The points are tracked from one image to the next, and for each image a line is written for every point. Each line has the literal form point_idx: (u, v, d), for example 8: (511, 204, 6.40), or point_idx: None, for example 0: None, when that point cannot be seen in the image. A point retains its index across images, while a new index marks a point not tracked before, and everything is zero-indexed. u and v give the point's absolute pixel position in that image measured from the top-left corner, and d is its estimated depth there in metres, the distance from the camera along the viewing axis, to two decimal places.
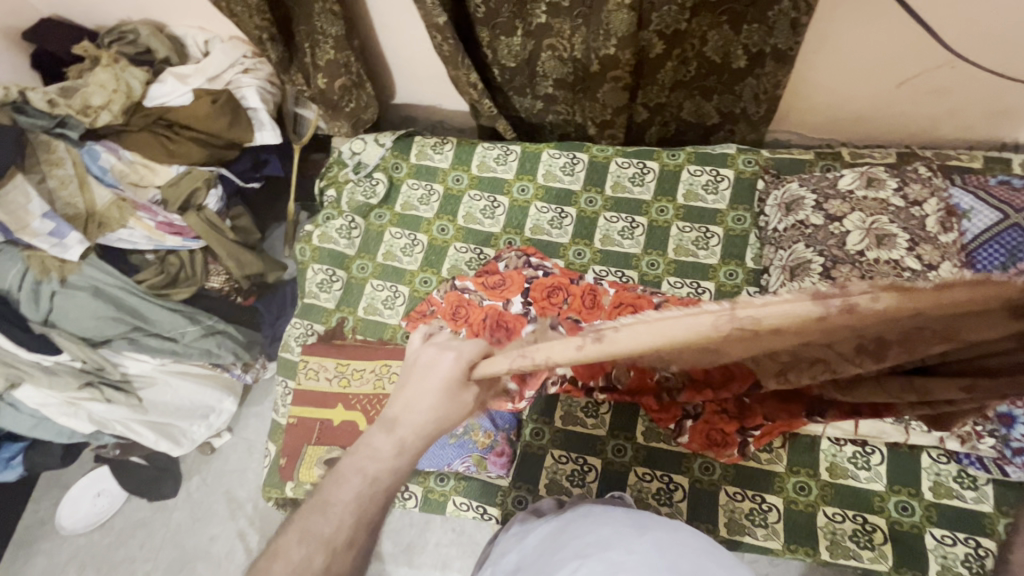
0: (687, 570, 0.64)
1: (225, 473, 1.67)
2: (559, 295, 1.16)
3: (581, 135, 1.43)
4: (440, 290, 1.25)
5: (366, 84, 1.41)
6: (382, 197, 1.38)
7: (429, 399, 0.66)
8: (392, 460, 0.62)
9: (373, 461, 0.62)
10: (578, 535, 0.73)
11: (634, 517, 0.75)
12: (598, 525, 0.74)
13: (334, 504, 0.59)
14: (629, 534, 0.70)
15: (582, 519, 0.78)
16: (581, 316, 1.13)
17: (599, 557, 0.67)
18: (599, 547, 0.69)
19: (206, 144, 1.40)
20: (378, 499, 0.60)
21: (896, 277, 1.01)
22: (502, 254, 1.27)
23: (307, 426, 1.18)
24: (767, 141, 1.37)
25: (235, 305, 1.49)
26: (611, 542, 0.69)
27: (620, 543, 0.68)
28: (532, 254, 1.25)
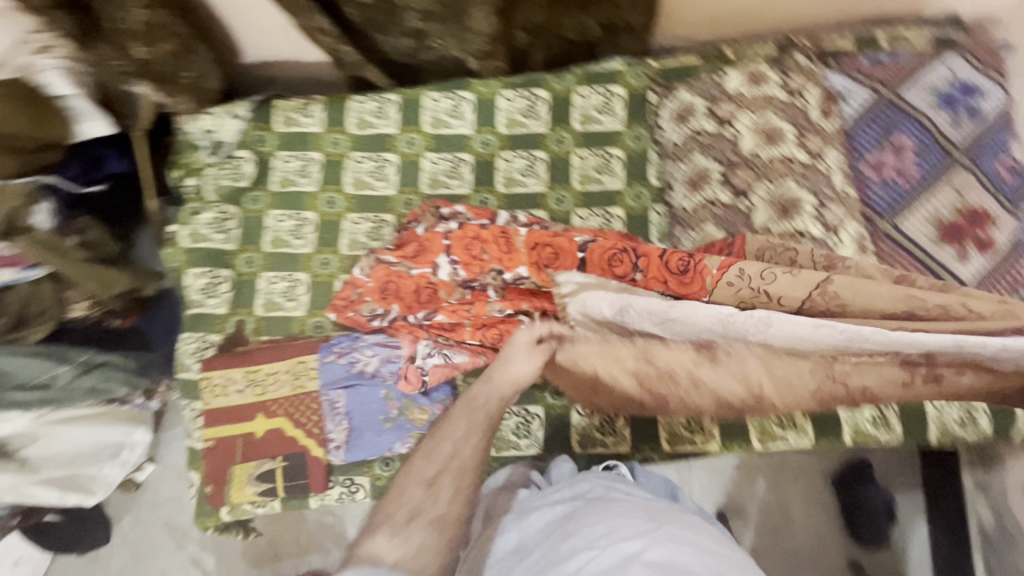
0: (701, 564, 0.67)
1: (159, 504, 1.54)
2: (476, 246, 1.09)
3: (462, 71, 1.30)
4: (362, 266, 1.15)
5: (200, 46, 1.19)
6: (253, 178, 1.21)
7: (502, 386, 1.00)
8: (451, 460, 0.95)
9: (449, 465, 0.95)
10: (588, 525, 0.76)
11: (648, 512, 0.78)
12: (611, 515, 0.77)
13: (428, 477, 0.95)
14: (646, 526, 0.73)
15: (594, 509, 0.80)
16: (503, 264, 1.07)
17: (612, 548, 0.69)
18: (610, 538, 0.71)
19: (14, 150, 1.16)
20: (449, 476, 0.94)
21: (787, 173, 1.03)
22: (421, 218, 1.18)
23: (228, 446, 1.08)
24: (654, 49, 1.31)
25: (110, 330, 1.30)
26: (626, 532, 0.72)
27: (633, 535, 0.71)
28: (443, 206, 1.17)
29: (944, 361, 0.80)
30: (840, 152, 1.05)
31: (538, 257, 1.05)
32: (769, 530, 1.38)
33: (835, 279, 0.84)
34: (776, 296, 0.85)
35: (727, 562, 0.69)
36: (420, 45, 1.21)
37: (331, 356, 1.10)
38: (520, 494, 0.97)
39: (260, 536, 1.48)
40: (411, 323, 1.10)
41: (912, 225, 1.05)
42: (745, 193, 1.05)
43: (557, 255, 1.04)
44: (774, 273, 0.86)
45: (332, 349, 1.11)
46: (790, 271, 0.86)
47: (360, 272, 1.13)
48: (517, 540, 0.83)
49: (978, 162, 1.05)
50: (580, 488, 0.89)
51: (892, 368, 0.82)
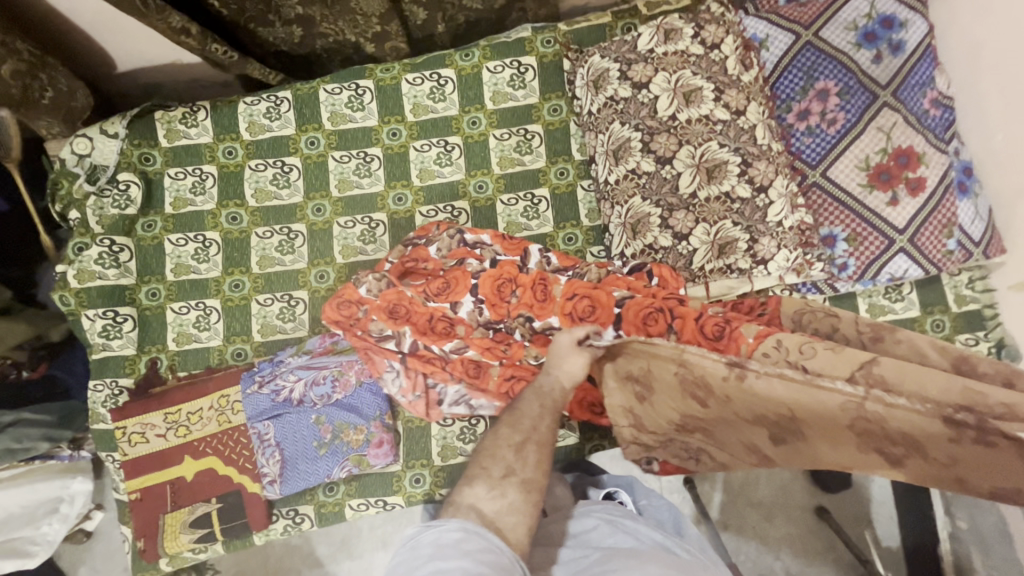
0: None
1: (112, 552, 1.46)
2: (507, 287, 1.00)
3: (361, 56, 1.19)
4: (362, 278, 1.02)
5: (53, 60, 1.05)
6: (142, 202, 1.10)
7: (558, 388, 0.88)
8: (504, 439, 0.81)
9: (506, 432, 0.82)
10: (625, 574, 0.64)
11: (678, 561, 0.67)
12: (633, 564, 0.65)
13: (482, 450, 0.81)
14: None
15: (614, 555, 0.68)
16: (534, 312, 0.99)
17: None
18: None
19: None
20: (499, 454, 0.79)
21: (709, 134, 0.97)
22: (431, 236, 1.06)
23: (155, 495, 1.01)
24: (564, 10, 1.22)
25: (15, 386, 1.17)
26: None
27: None
28: (471, 233, 1.04)
29: (992, 412, 0.61)
30: (762, 105, 0.99)
31: (574, 310, 0.98)
32: (736, 490, 1.38)
33: (882, 360, 0.70)
34: (814, 372, 0.72)
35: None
36: (306, 33, 1.10)
37: (254, 387, 1.03)
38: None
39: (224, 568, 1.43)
40: (429, 355, 1.01)
41: (842, 172, 1.01)
42: (668, 160, 0.99)
43: (592, 310, 0.96)
44: (814, 349, 0.75)
45: (258, 380, 1.03)
46: (832, 346, 0.74)
47: (367, 290, 1.00)
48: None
49: (903, 99, 1.00)
50: (594, 524, 0.77)
51: (930, 419, 0.64)
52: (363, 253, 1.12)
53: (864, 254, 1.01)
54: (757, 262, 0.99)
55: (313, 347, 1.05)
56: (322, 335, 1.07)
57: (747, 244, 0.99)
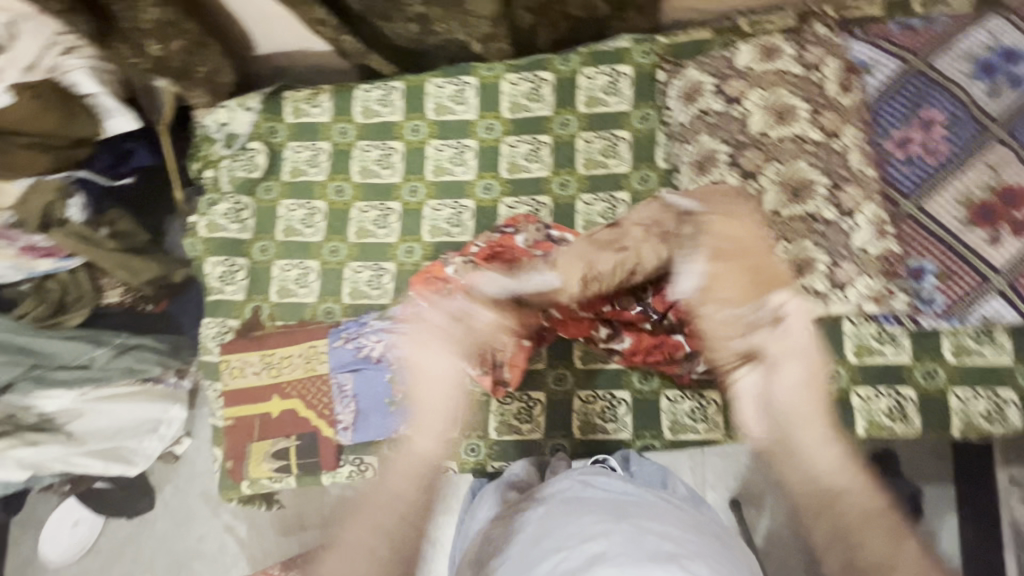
0: (668, 557, 0.67)
1: (196, 476, 1.65)
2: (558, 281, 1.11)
3: (468, 55, 1.28)
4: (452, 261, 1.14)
5: (212, 40, 1.22)
6: (265, 169, 1.25)
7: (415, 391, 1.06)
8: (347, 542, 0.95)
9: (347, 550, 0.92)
10: (561, 525, 0.76)
11: (617, 507, 0.79)
12: (581, 515, 0.78)
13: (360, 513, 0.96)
14: (610, 521, 0.74)
15: (569, 509, 0.81)
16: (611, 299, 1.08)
17: (582, 550, 0.70)
18: (581, 540, 0.71)
19: (48, 148, 1.22)
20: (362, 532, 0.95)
21: (800, 153, 0.99)
22: (519, 227, 1.15)
23: (246, 424, 1.15)
24: (665, 24, 1.26)
25: (143, 315, 1.38)
26: (595, 531, 0.72)
27: (603, 533, 0.72)
28: (557, 231, 1.13)
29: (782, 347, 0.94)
30: (858, 130, 0.99)
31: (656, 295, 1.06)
32: (784, 520, 1.35)
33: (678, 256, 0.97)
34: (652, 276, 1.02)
35: (696, 550, 0.70)
36: (424, 30, 1.20)
37: (339, 342, 1.14)
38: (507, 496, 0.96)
39: (286, 507, 1.58)
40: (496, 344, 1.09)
41: (940, 206, 0.98)
42: (754, 175, 1.01)
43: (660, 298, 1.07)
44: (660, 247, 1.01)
45: (342, 340, 1.14)
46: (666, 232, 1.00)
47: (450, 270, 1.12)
48: (499, 540, 0.83)
49: (1017, 135, 0.97)
50: (555, 485, 0.90)
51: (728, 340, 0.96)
52: (449, 234, 1.20)
53: (953, 291, 0.99)
54: (835, 286, 1.00)
55: (395, 314, 1.15)
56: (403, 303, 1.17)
57: (828, 268, 0.99)
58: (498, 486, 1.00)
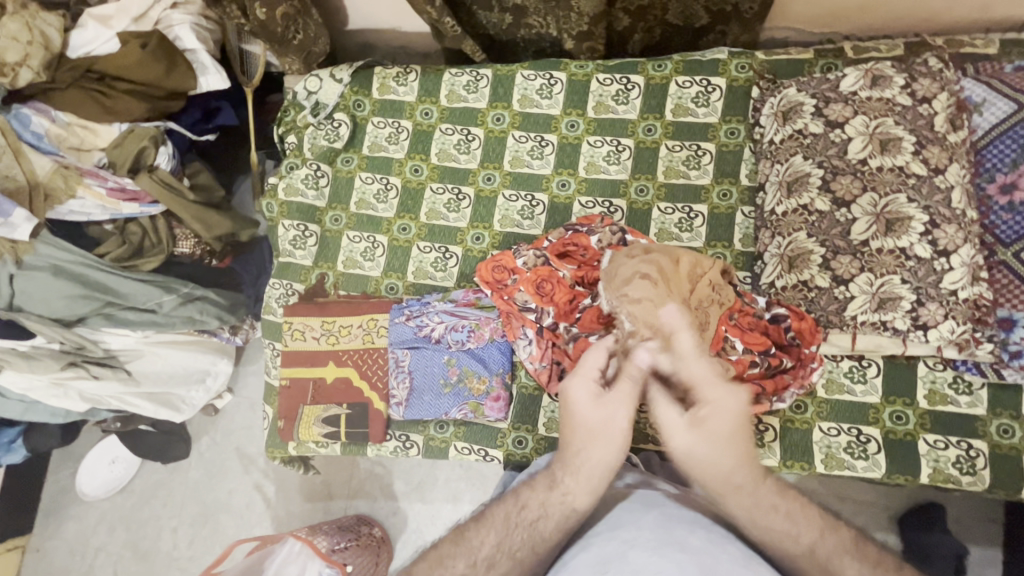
0: (698, 543, 0.73)
1: (232, 432, 1.69)
2: None
3: (558, 51, 1.28)
4: (523, 251, 1.13)
5: (313, 11, 1.25)
6: (347, 140, 1.28)
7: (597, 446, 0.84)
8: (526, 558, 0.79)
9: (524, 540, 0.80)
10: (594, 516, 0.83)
11: (645, 495, 0.85)
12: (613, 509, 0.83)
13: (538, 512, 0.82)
14: (638, 511, 0.80)
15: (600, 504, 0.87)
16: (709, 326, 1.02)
17: (613, 537, 0.76)
18: (611, 528, 0.78)
19: (145, 96, 1.25)
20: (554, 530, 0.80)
21: (899, 185, 0.96)
22: (593, 227, 1.13)
23: (300, 387, 1.17)
24: (762, 40, 1.24)
25: (209, 269, 1.40)
26: (622, 520, 0.79)
27: (631, 522, 0.78)
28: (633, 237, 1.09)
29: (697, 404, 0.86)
30: (964, 168, 0.95)
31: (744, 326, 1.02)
32: None
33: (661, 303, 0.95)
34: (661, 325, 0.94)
35: (720, 532, 0.76)
36: (519, 21, 1.21)
37: (401, 318, 1.15)
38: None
39: (316, 475, 1.60)
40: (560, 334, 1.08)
41: None
42: (848, 203, 0.98)
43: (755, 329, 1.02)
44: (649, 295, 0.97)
45: (402, 319, 1.15)
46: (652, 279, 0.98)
47: (523, 261, 1.11)
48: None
49: None
50: None
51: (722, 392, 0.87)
52: (520, 225, 1.21)
53: None
54: (918, 326, 0.96)
55: (458, 298, 1.16)
56: (466, 289, 1.17)
57: (912, 306, 0.96)
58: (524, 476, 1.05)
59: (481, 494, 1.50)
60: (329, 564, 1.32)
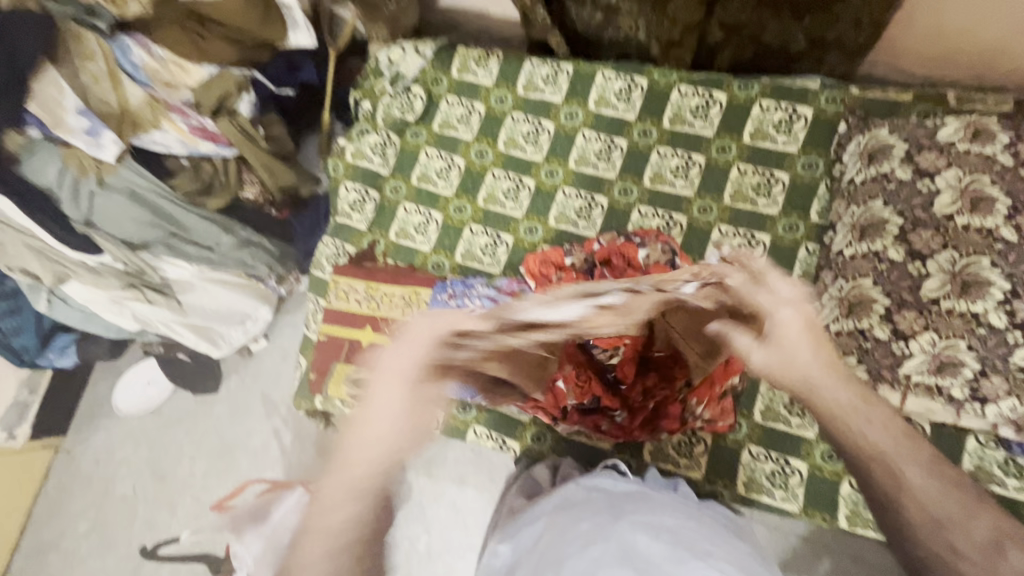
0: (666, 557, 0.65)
1: (260, 376, 1.75)
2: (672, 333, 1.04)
3: (642, 56, 1.27)
4: (572, 249, 1.13)
5: None
6: (420, 114, 1.29)
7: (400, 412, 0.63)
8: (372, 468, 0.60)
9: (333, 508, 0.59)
10: (563, 533, 0.74)
11: (611, 505, 0.77)
12: (575, 521, 0.75)
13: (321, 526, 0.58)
14: (604, 522, 0.72)
15: (561, 516, 0.79)
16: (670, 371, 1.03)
17: (580, 559, 0.66)
18: (581, 545, 0.69)
19: (239, 44, 1.29)
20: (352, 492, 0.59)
21: (985, 249, 0.91)
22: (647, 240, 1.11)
23: (337, 345, 1.20)
24: (858, 76, 1.20)
25: (268, 217, 1.46)
26: (586, 534, 0.70)
27: (598, 536, 0.69)
28: (680, 261, 1.06)
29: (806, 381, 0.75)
30: None
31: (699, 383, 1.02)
32: None
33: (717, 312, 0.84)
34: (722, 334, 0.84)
35: (688, 535, 0.70)
36: (608, 21, 1.20)
37: (443, 296, 1.16)
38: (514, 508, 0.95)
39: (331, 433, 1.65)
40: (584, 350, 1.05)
41: None
42: (926, 258, 0.94)
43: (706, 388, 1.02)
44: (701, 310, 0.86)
45: (443, 298, 1.16)
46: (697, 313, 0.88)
47: (569, 257, 1.12)
48: (504, 551, 0.84)
49: None
50: (557, 487, 0.91)
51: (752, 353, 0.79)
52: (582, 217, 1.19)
53: None
54: (975, 398, 0.91)
55: (502, 287, 1.16)
56: (511, 278, 1.17)
57: (973, 376, 0.91)
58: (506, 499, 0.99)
59: (488, 481, 1.52)
60: None
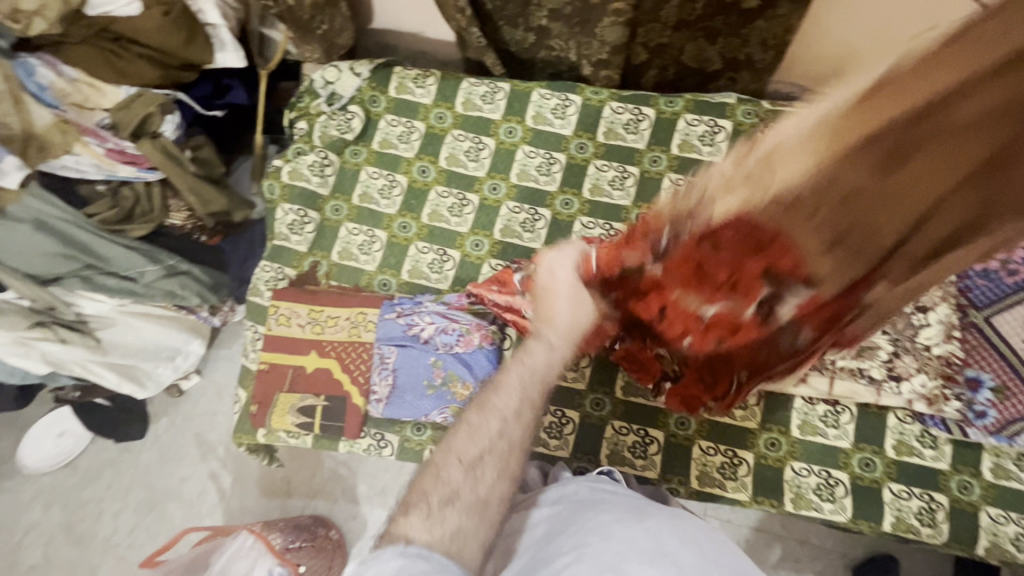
0: (692, 562, 0.66)
1: (194, 416, 1.63)
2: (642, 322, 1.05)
3: (574, 75, 1.32)
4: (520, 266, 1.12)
5: (342, 4, 1.26)
6: (358, 134, 1.28)
7: (569, 311, 0.80)
8: (544, 366, 0.74)
9: (528, 374, 0.73)
10: (577, 522, 0.74)
11: (635, 504, 0.77)
12: (594, 511, 0.76)
13: (528, 398, 0.71)
14: (626, 520, 0.72)
15: (576, 508, 0.78)
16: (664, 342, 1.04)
17: (599, 547, 0.67)
18: (600, 537, 0.69)
19: (160, 63, 1.24)
20: (533, 398, 0.71)
21: None
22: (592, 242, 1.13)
23: (279, 373, 1.14)
24: (768, 92, 1.32)
25: (197, 245, 1.37)
26: (608, 527, 0.71)
27: (618, 531, 0.70)
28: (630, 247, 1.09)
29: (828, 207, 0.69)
30: None
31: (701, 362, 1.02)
32: None
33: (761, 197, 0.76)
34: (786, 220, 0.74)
35: (708, 543, 0.70)
36: (540, 42, 1.25)
37: (392, 315, 1.14)
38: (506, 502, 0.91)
39: (277, 469, 1.55)
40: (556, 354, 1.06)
41: (1007, 324, 1.00)
42: None
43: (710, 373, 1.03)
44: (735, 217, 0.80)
45: (391, 317, 1.14)
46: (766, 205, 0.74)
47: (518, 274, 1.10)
48: (502, 544, 0.80)
49: None
50: (563, 483, 0.88)
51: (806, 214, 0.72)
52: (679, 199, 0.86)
53: (1007, 409, 0.99)
54: (891, 377, 1.02)
55: (451, 303, 1.15)
56: (460, 294, 1.17)
57: (888, 357, 1.02)
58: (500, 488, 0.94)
59: None
60: (281, 562, 1.27)
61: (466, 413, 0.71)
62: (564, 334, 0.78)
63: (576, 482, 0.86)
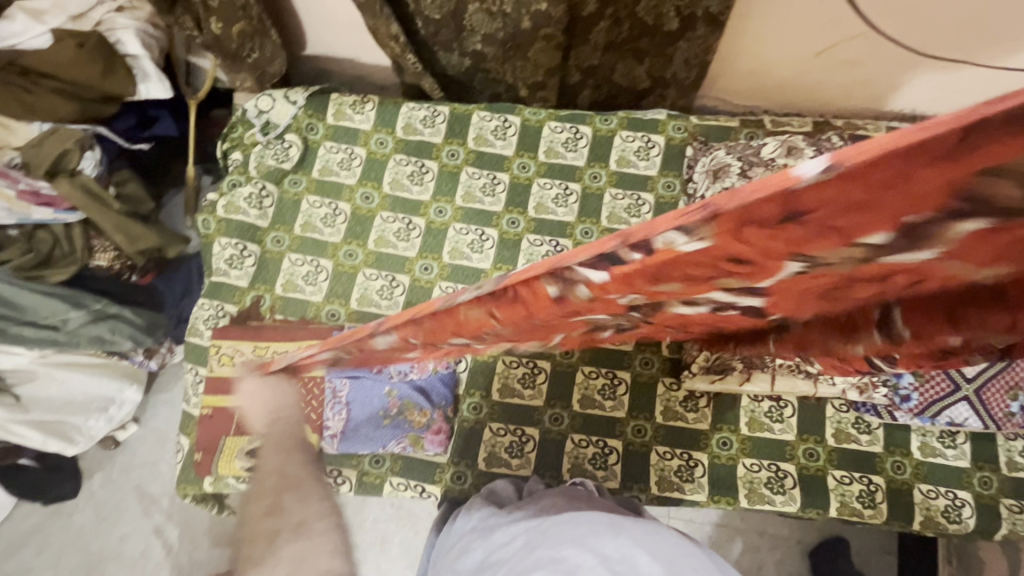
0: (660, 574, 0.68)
1: (133, 468, 1.52)
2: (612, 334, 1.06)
3: (512, 97, 1.35)
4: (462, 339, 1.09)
5: (272, 32, 1.23)
6: (297, 162, 1.25)
7: (269, 395, 0.90)
8: (286, 417, 0.88)
9: (285, 429, 0.87)
10: (551, 533, 0.76)
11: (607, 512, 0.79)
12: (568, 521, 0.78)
13: (284, 437, 0.86)
14: (599, 533, 0.74)
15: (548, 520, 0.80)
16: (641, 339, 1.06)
17: (570, 563, 0.69)
18: (573, 549, 0.71)
19: (77, 97, 1.17)
20: (287, 440, 0.85)
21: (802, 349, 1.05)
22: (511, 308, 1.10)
23: (225, 416, 1.09)
24: (696, 107, 1.39)
25: (129, 285, 1.29)
26: (579, 540, 0.73)
27: (591, 544, 0.72)
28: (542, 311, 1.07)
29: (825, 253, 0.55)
30: None
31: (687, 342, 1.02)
32: None
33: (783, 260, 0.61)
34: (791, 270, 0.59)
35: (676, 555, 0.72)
36: (476, 66, 1.27)
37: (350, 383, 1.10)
38: (483, 513, 0.92)
39: (229, 516, 1.47)
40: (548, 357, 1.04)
41: None
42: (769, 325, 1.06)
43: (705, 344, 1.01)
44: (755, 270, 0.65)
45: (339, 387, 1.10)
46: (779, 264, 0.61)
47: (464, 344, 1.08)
48: (481, 558, 0.80)
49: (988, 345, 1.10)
50: (540, 496, 0.89)
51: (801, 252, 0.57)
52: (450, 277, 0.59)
53: (928, 392, 1.07)
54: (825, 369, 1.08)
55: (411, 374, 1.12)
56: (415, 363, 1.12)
57: None
58: (475, 503, 0.94)
59: (412, 535, 1.46)
60: None
61: (253, 511, 0.79)
62: (276, 407, 0.89)
63: (554, 497, 0.87)
